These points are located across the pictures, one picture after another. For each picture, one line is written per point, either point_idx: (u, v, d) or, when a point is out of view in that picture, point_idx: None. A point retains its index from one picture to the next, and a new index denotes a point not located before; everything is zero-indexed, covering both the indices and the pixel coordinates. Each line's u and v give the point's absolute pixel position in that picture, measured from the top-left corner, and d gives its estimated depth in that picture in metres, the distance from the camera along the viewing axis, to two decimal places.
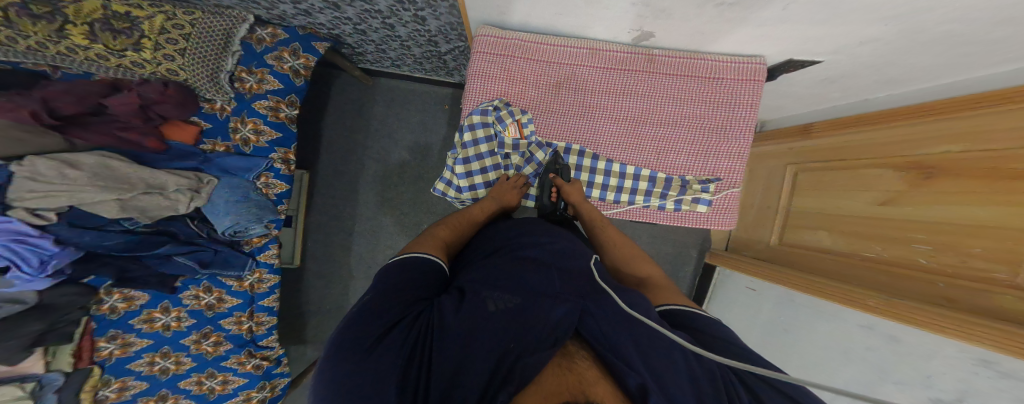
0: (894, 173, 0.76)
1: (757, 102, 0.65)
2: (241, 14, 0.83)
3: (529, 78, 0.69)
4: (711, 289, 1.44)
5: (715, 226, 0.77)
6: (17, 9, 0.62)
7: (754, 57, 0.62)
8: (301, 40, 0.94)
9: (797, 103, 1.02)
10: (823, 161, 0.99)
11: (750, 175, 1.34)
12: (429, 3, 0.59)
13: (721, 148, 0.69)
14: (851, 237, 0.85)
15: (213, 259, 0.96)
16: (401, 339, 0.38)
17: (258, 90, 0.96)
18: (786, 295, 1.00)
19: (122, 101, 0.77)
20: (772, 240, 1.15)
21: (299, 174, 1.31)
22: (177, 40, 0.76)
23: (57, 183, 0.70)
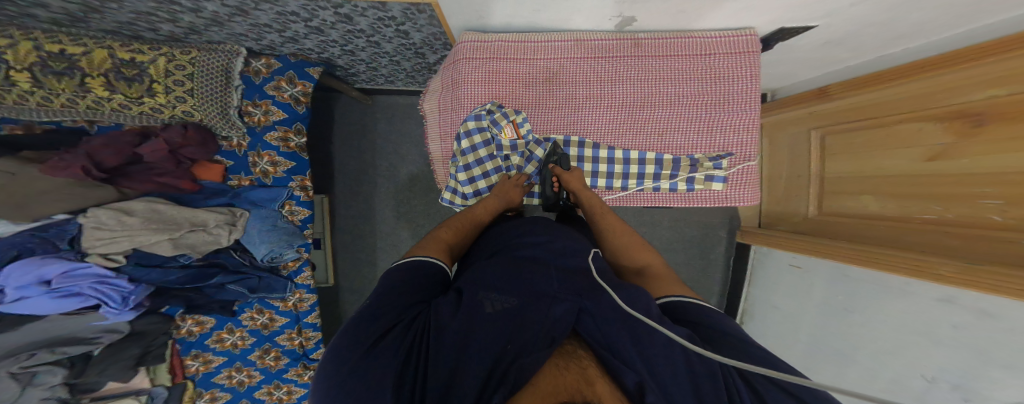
0: (938, 125, 0.69)
1: (757, 71, 0.62)
2: (235, 47, 0.84)
3: (518, 77, 0.68)
4: (749, 269, 1.38)
5: (735, 203, 0.72)
6: (40, 68, 0.69)
7: (751, 29, 0.59)
8: (295, 67, 0.97)
9: (806, 67, 0.96)
10: (850, 122, 0.92)
11: (772, 144, 1.26)
12: (409, 18, 0.59)
13: (728, 122, 0.65)
14: (906, 199, 0.77)
15: (258, 286, 1.00)
16: (400, 339, 0.39)
17: (265, 122, 0.99)
18: (840, 269, 0.94)
19: (153, 148, 0.82)
20: (810, 211, 1.08)
21: (321, 198, 1.35)
22: (183, 81, 0.80)
23: (117, 230, 0.78)
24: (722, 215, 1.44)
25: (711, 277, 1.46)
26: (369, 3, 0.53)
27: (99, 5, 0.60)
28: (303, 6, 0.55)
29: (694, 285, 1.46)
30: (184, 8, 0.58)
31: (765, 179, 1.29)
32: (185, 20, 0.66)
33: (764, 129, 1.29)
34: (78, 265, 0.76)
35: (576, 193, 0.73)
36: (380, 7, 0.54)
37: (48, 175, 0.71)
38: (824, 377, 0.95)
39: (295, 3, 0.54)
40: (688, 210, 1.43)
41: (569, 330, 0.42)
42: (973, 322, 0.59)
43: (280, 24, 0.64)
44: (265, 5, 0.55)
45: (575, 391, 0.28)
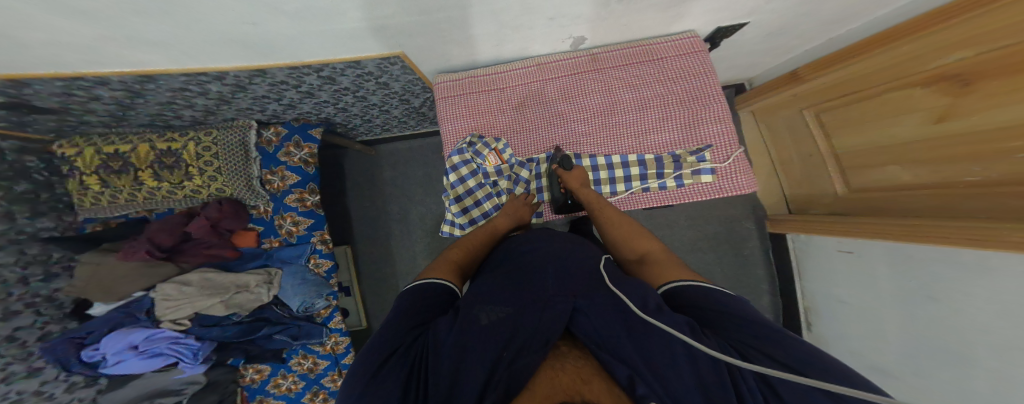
0: (929, 89, 0.67)
1: (711, 66, 0.65)
2: (247, 122, 0.95)
3: (492, 107, 0.71)
4: (795, 264, 1.22)
5: (733, 192, 0.67)
6: (103, 169, 0.86)
7: (688, 32, 0.67)
8: (300, 131, 1.06)
9: (768, 56, 0.99)
10: (839, 98, 0.90)
11: (770, 130, 1.23)
12: (385, 70, 0.67)
13: (700, 116, 0.66)
14: (934, 164, 0.70)
15: (299, 333, 1.06)
16: (400, 365, 0.39)
17: (283, 187, 1.06)
18: (895, 248, 0.81)
19: (197, 224, 0.93)
20: (839, 189, 0.99)
21: (343, 249, 1.42)
22: (211, 161, 0.91)
23: (179, 299, 0.91)
24: (742, 205, 1.32)
25: (754, 273, 1.31)
26: (346, 64, 0.60)
27: (131, 101, 0.72)
28: (290, 75, 0.63)
29: (737, 287, 1.31)
30: (194, 93, 0.68)
31: (777, 165, 1.24)
32: (199, 103, 0.77)
33: (755, 115, 1.27)
34: (155, 330, 0.91)
35: (576, 189, 0.70)
36: (355, 65, 0.62)
37: (122, 260, 0.89)
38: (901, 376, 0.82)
39: (282, 73, 0.61)
40: (709, 208, 1.33)
41: (562, 331, 0.41)
42: None
43: (274, 94, 0.73)
44: (259, 79, 0.63)
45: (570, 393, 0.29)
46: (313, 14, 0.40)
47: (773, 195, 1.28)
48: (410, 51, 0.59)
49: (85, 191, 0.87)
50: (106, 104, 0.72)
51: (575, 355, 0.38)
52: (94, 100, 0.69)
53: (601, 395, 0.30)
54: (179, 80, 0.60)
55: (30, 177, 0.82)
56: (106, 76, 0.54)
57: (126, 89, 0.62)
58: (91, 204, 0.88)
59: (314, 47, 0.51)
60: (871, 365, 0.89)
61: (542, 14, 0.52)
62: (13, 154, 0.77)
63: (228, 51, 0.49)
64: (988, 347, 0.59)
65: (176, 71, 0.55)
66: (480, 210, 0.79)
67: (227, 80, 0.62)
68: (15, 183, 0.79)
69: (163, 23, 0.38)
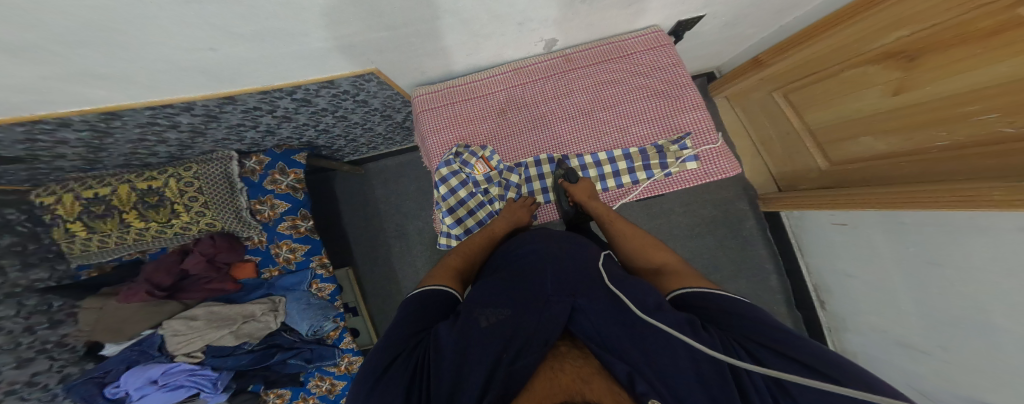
0: (883, 65, 0.71)
1: (679, 58, 0.68)
2: (227, 153, 0.93)
3: (473, 116, 0.70)
4: (795, 241, 1.21)
5: (719, 176, 0.66)
6: (87, 214, 0.84)
7: (651, 26, 0.70)
8: (283, 158, 1.04)
9: (733, 44, 1.02)
10: (800, 79, 0.94)
11: (744, 113, 1.25)
12: (360, 88, 0.66)
13: (677, 105, 0.66)
14: (907, 131, 0.72)
15: (313, 356, 1.04)
16: (401, 372, 0.38)
17: (275, 216, 1.03)
18: (890, 216, 0.81)
19: (193, 261, 0.92)
20: (821, 164, 0.99)
21: (343, 272, 1.31)
22: (196, 196, 0.90)
23: (189, 333, 0.89)
24: (734, 187, 1.31)
25: (759, 254, 1.29)
26: (319, 84, 0.60)
27: (100, 141, 0.70)
28: (261, 100, 0.62)
29: (748, 270, 1.29)
30: (164, 126, 0.67)
31: (759, 145, 1.25)
32: (172, 138, 0.76)
33: (730, 100, 1.29)
34: (172, 364, 0.88)
35: (587, 203, 0.68)
36: (329, 85, 0.61)
37: (125, 302, 0.87)
38: (919, 343, 0.81)
39: (252, 98, 0.61)
40: (701, 191, 1.33)
41: (562, 332, 0.41)
42: None
43: (249, 121, 0.72)
44: (229, 107, 0.62)
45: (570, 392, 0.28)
46: (270, 35, 0.40)
47: (760, 175, 1.28)
48: (383, 67, 0.58)
49: (73, 239, 0.84)
50: (75, 147, 0.70)
51: (574, 355, 0.38)
52: (62, 143, 0.67)
53: (602, 394, 0.29)
54: (145, 114, 0.59)
55: (14, 229, 0.79)
56: (66, 115, 0.53)
57: (92, 129, 0.62)
58: (82, 250, 0.86)
59: (281, 68, 0.50)
60: (896, 339, 0.87)
61: (510, 20, 0.53)
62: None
63: (193, 79, 0.48)
64: (1007, 303, 0.59)
65: (140, 105, 0.53)
66: (474, 220, 0.75)
67: (197, 110, 0.61)
68: (0, 237, 0.77)
69: (115, 57, 0.37)
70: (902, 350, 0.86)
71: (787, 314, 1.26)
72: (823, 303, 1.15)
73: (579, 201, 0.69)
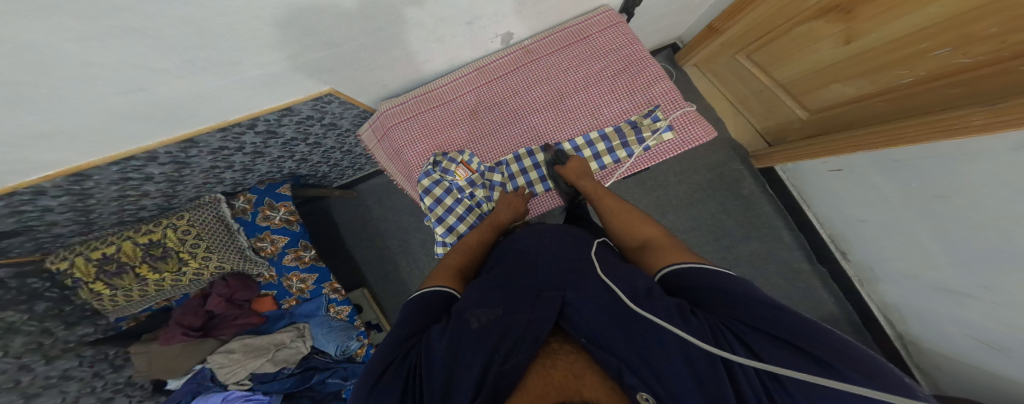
0: (821, 20, 0.73)
1: (633, 34, 0.68)
2: (214, 196, 0.93)
3: (441, 123, 0.69)
4: (796, 193, 1.17)
5: (696, 143, 0.64)
6: (101, 274, 0.82)
7: (600, 8, 0.71)
8: (268, 193, 1.04)
9: (689, 14, 1.03)
10: (755, 40, 0.94)
11: (716, 77, 1.24)
12: (324, 111, 0.66)
13: (642, 79, 0.66)
14: (871, 75, 0.72)
15: (349, 373, 1.04)
16: (394, 381, 0.37)
17: (277, 250, 1.04)
18: (880, 156, 0.80)
19: (213, 303, 0.94)
20: (800, 114, 0.97)
21: (359, 292, 1.30)
22: (199, 242, 0.89)
23: (233, 363, 0.94)
24: (723, 149, 1.27)
25: (764, 214, 1.23)
26: (277, 113, 0.60)
27: (85, 204, 0.71)
28: (224, 138, 0.63)
29: (757, 231, 1.23)
30: (140, 180, 0.67)
31: (739, 105, 1.22)
32: (151, 190, 0.77)
33: (700, 67, 1.27)
34: (228, 391, 0.92)
35: (576, 180, 0.65)
36: (288, 112, 0.61)
37: (167, 345, 0.91)
38: (949, 278, 0.78)
39: (213, 139, 0.61)
40: (691, 157, 1.28)
41: (551, 328, 0.40)
42: None
43: (220, 162, 0.73)
44: (194, 150, 0.63)
45: (560, 392, 0.28)
46: (211, 65, 0.40)
47: (747, 134, 1.24)
48: (338, 85, 0.58)
49: (100, 297, 0.84)
50: (64, 213, 0.71)
51: (566, 351, 0.38)
52: (49, 212, 0.68)
53: (597, 391, 0.30)
54: (113, 170, 0.59)
55: (43, 295, 0.78)
56: (36, 184, 0.53)
57: (69, 193, 0.62)
58: (113, 305, 0.87)
59: (237, 97, 0.50)
60: (930, 283, 0.83)
61: (460, 20, 0.53)
62: (14, 279, 0.73)
63: (153, 124, 0.48)
64: None
65: (102, 161, 0.54)
66: (466, 225, 0.70)
67: (162, 159, 0.62)
68: (34, 304, 0.77)
69: (61, 111, 0.37)
70: (936, 287, 0.83)
71: (811, 270, 1.18)
72: (843, 253, 1.10)
73: (567, 178, 0.66)
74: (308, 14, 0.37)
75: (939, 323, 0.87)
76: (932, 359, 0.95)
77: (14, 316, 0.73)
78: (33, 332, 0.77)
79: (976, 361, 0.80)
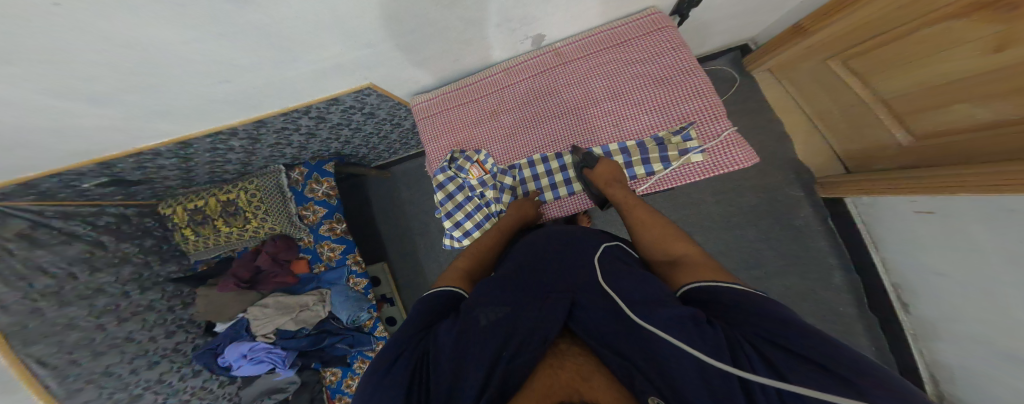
0: (965, 19, 0.56)
1: (679, 40, 0.62)
2: (275, 167, 1.10)
3: (467, 120, 0.71)
4: (864, 232, 1.00)
5: (728, 168, 0.59)
6: (191, 222, 1.05)
7: (650, 8, 0.67)
8: (317, 169, 1.18)
9: (759, 13, 0.90)
10: (862, 43, 0.78)
11: (795, 84, 1.07)
12: (363, 102, 0.73)
13: (678, 92, 0.61)
14: (1009, 97, 0.55)
15: (355, 341, 1.17)
16: (404, 367, 0.40)
17: (317, 220, 1.18)
18: (996, 204, 0.63)
19: (261, 260, 1.11)
20: (900, 139, 0.81)
21: (379, 265, 1.43)
22: (259, 205, 1.07)
23: (261, 318, 1.07)
24: (778, 171, 1.12)
25: (816, 250, 1.08)
26: (326, 103, 0.68)
27: (187, 165, 0.88)
28: (286, 120, 0.72)
29: (805, 267, 1.09)
30: (225, 150, 0.81)
31: (817, 120, 1.06)
32: (233, 158, 0.92)
33: (775, 73, 1.12)
34: (256, 342, 1.07)
35: (604, 187, 0.62)
36: (335, 102, 0.68)
37: (223, 291, 1.09)
38: None
39: (278, 120, 0.71)
40: (737, 177, 1.16)
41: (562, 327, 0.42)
42: None
43: (282, 140, 0.85)
44: (263, 128, 0.73)
45: (567, 392, 0.30)
46: (266, 64, 0.46)
47: (820, 155, 1.08)
48: (377, 81, 0.63)
49: (187, 240, 1.07)
50: (171, 171, 0.89)
51: (574, 352, 0.39)
52: (163, 169, 0.86)
53: (601, 392, 0.31)
54: (207, 142, 0.73)
55: (152, 234, 1.05)
56: (153, 147, 0.68)
57: (176, 156, 0.78)
58: (195, 249, 1.09)
59: (289, 91, 0.58)
60: None
61: (488, 23, 0.54)
62: (137, 217, 1.02)
63: (225, 108, 0.57)
64: None
65: (196, 134, 0.66)
66: (473, 223, 0.73)
67: (243, 133, 0.73)
68: (144, 240, 1.02)
69: (161, 98, 0.47)
70: None
71: (861, 321, 1.03)
72: (905, 304, 0.94)
73: (596, 184, 0.64)
74: (348, 20, 0.41)
75: None
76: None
77: (129, 247, 0.98)
78: (139, 263, 0.99)
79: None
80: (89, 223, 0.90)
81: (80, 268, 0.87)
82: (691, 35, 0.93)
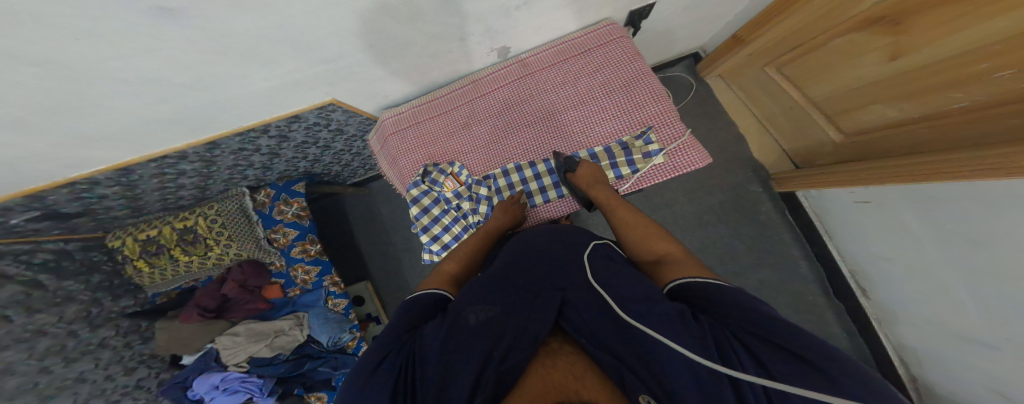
0: (864, 33, 0.67)
1: (635, 49, 0.66)
2: (238, 190, 1.03)
3: (439, 133, 0.71)
4: (815, 220, 1.08)
5: (686, 169, 0.63)
6: (144, 254, 0.94)
7: (607, 19, 0.70)
8: (285, 190, 1.12)
9: (706, 24, 0.99)
10: (788, 51, 0.88)
11: (743, 90, 1.16)
12: (328, 118, 0.72)
13: (638, 98, 0.64)
14: (919, 96, 0.65)
15: (339, 363, 1.13)
16: (388, 370, 0.39)
17: (287, 242, 1.11)
18: (914, 190, 0.73)
19: (228, 288, 1.04)
20: (835, 137, 0.89)
21: (362, 284, 1.37)
22: (223, 230, 0.99)
23: (232, 347, 1.02)
24: (744, 169, 1.19)
25: (779, 240, 1.16)
26: (287, 120, 0.66)
27: (133, 192, 0.81)
28: (242, 141, 0.69)
29: (771, 257, 1.15)
30: (174, 174, 0.76)
31: (765, 122, 1.15)
32: (186, 183, 0.86)
33: (725, 78, 1.20)
34: (230, 372, 1.00)
35: (588, 189, 0.63)
36: (296, 119, 0.67)
37: (186, 322, 1.01)
38: (979, 332, 0.70)
39: (233, 141, 0.68)
40: (707, 175, 1.21)
41: (551, 329, 0.42)
42: None
43: (242, 161, 0.81)
44: (217, 151, 0.70)
45: (561, 392, 0.29)
46: (210, 79, 0.43)
47: (772, 153, 1.16)
48: (341, 96, 0.62)
49: (141, 273, 0.96)
50: (117, 199, 0.81)
51: (566, 352, 0.39)
52: (105, 197, 0.78)
53: (594, 391, 0.31)
54: (152, 166, 0.67)
55: (100, 268, 0.93)
56: (89, 175, 0.62)
57: (119, 183, 0.72)
58: (152, 281, 0.99)
59: (241, 108, 0.55)
60: (958, 334, 0.76)
61: (451, 37, 0.55)
62: (79, 252, 0.88)
63: (173, 129, 0.54)
64: None
65: (139, 159, 0.61)
66: (450, 235, 0.72)
67: (193, 157, 0.69)
68: (92, 275, 0.91)
69: (96, 120, 0.43)
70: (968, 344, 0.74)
71: (826, 303, 1.10)
72: (863, 291, 1.01)
73: (580, 186, 0.64)
74: (295, 30, 0.39)
75: (962, 380, 0.79)
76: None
77: (74, 285, 0.87)
78: (86, 301, 0.89)
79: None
80: (25, 262, 0.77)
81: (15, 309, 0.75)
82: (647, 46, 0.99)
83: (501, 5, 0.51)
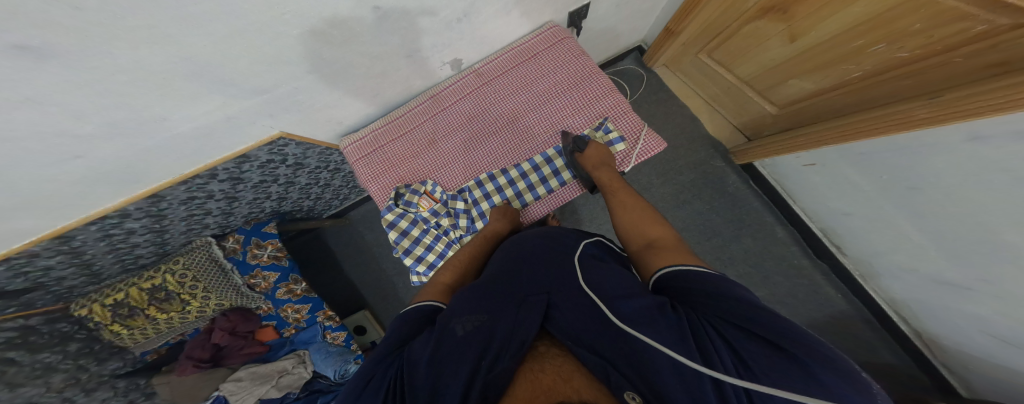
0: (764, 20, 0.74)
1: (580, 47, 0.68)
2: (204, 239, 0.96)
3: (404, 153, 0.70)
4: (781, 187, 1.12)
5: (645, 155, 0.65)
6: (116, 317, 0.85)
7: (549, 22, 0.72)
8: (255, 233, 1.06)
9: (644, 17, 1.05)
10: (710, 40, 0.96)
11: (682, 76, 1.23)
12: (281, 153, 0.71)
13: (591, 93, 0.66)
14: (822, 70, 0.71)
15: None
16: (377, 389, 0.37)
17: (269, 285, 1.07)
18: (848, 150, 0.77)
19: (218, 337, 1.00)
20: (770, 110, 0.95)
21: (360, 313, 1.32)
22: (196, 284, 0.92)
23: (239, 392, 0.99)
24: (718, 145, 1.21)
25: (752, 211, 1.17)
26: (235, 161, 0.64)
27: (84, 259, 0.74)
28: (188, 189, 0.67)
29: (753, 228, 1.17)
30: (123, 234, 0.71)
31: (712, 102, 1.20)
32: (142, 241, 0.81)
33: (669, 66, 1.24)
34: None
35: (593, 170, 0.63)
36: (246, 158, 0.66)
37: (182, 376, 0.97)
38: (944, 269, 0.74)
39: (178, 191, 0.65)
40: (684, 155, 1.23)
41: (538, 332, 0.40)
42: (1003, 157, 0.49)
43: (196, 210, 0.77)
44: (164, 203, 0.67)
45: (551, 397, 0.28)
46: (129, 126, 0.41)
47: (724, 129, 1.20)
48: (289, 128, 0.62)
49: (121, 335, 0.88)
50: (67, 268, 0.72)
51: (553, 354, 0.37)
52: (53, 269, 0.69)
53: (584, 391, 0.29)
54: (94, 230, 0.63)
55: (74, 338, 0.81)
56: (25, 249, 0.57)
57: (63, 252, 0.65)
58: (135, 341, 0.91)
59: (181, 150, 0.53)
60: (934, 279, 0.78)
61: (397, 55, 0.56)
62: (45, 326, 0.76)
63: (110, 186, 0.52)
64: (1001, 220, 0.55)
65: (78, 223, 0.58)
66: (435, 254, 0.70)
67: (138, 215, 0.66)
68: (66, 345, 0.80)
69: (11, 187, 0.39)
70: (941, 284, 0.77)
71: (812, 266, 1.11)
72: (839, 248, 1.05)
73: (585, 167, 0.64)
74: (206, 60, 0.36)
75: (952, 319, 0.81)
76: (954, 355, 0.88)
77: (51, 356, 0.76)
78: (70, 369, 0.80)
79: (1002, 360, 0.73)
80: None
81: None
82: (592, 45, 1.02)
83: (441, 19, 0.52)
